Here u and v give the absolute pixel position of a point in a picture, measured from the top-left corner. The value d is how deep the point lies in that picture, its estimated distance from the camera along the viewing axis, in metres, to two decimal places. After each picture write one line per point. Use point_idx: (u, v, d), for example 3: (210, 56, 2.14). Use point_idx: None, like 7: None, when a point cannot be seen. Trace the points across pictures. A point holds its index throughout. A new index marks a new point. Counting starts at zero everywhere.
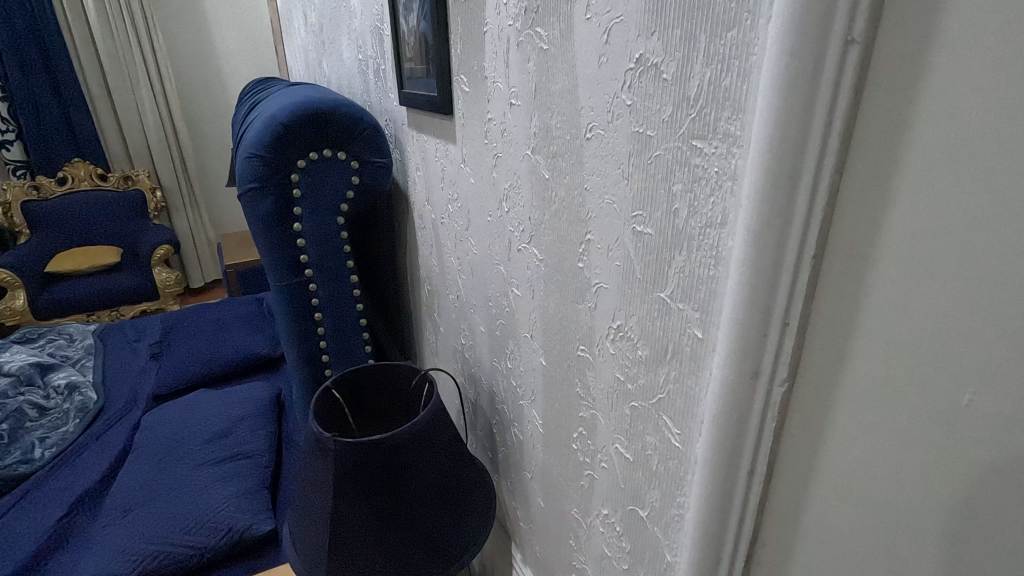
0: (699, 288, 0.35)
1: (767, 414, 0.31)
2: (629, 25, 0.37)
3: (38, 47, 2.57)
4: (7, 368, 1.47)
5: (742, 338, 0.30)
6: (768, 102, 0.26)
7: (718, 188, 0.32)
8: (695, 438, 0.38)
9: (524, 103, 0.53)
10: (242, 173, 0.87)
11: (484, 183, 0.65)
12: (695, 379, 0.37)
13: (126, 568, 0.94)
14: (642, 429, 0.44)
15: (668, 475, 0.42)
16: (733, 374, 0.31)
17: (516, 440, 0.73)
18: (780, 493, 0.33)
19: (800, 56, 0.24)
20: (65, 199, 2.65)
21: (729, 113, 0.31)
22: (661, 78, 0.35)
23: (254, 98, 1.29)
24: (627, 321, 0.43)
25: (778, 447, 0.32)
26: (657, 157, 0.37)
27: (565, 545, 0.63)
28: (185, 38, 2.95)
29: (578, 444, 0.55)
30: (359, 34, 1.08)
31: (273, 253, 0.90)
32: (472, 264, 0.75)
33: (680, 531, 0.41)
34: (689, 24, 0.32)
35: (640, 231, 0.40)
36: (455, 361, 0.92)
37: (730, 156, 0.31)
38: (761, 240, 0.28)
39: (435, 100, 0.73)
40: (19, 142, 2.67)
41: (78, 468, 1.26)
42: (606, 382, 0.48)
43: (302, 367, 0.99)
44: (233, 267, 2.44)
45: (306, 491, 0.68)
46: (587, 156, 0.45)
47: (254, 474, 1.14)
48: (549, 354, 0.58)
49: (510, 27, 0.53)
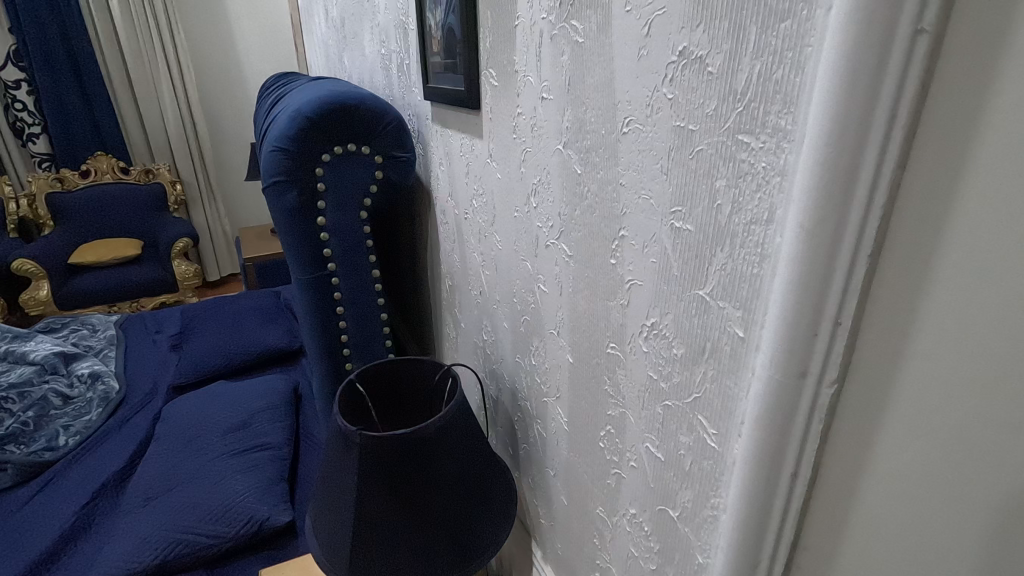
0: (742, 286, 0.34)
1: (813, 416, 0.31)
2: (672, 17, 0.36)
3: (63, 42, 2.61)
4: (32, 357, 1.51)
5: (789, 338, 0.30)
6: (827, 94, 0.25)
7: (765, 183, 0.32)
8: (734, 439, 0.37)
9: (555, 98, 0.52)
10: (268, 166, 0.87)
11: (511, 178, 0.65)
12: (735, 379, 0.36)
13: (147, 556, 0.95)
14: (676, 428, 0.43)
15: (703, 476, 0.41)
16: (778, 375, 0.31)
17: (538, 436, 0.72)
18: (824, 498, 0.32)
19: (862, 48, 0.24)
20: (88, 192, 2.70)
21: (779, 107, 0.30)
22: (706, 71, 0.34)
23: (277, 91, 1.30)
24: (662, 319, 0.43)
25: (824, 451, 0.32)
26: (699, 152, 0.36)
27: (589, 544, 0.62)
28: (206, 34, 2.98)
29: (606, 443, 0.55)
30: (382, 29, 1.08)
31: (297, 246, 0.91)
32: (496, 260, 0.75)
33: (714, 533, 0.41)
34: (738, 16, 0.32)
35: (679, 227, 0.39)
36: (476, 358, 0.92)
37: (780, 151, 0.30)
38: (813, 237, 0.27)
39: (461, 95, 0.73)
40: (44, 135, 2.72)
41: (101, 456, 1.28)
42: (637, 381, 0.48)
43: (323, 361, 1.00)
44: (251, 260, 2.47)
45: (329, 484, 0.68)
46: (622, 152, 0.44)
47: (273, 466, 1.15)
48: (577, 351, 0.58)
49: (543, 21, 0.52)
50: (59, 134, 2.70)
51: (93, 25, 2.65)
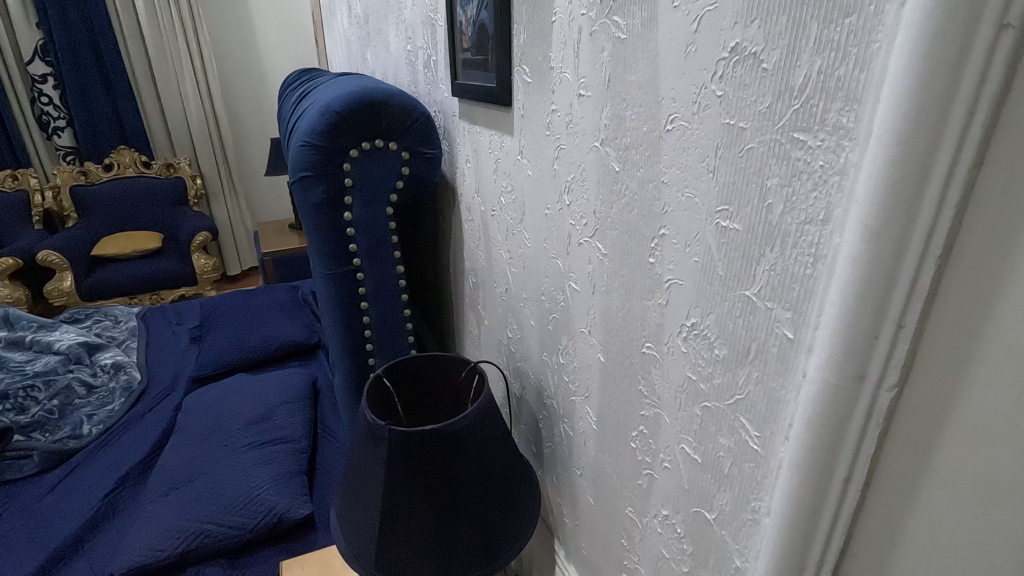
0: (794, 287, 0.34)
1: (870, 422, 0.30)
2: (724, 12, 0.36)
3: (89, 38, 2.65)
4: (57, 347, 1.54)
5: (847, 340, 0.29)
6: (900, 91, 0.25)
7: (823, 182, 0.31)
8: (779, 442, 0.37)
9: (594, 95, 0.52)
10: (296, 161, 0.88)
11: (544, 175, 0.65)
12: (782, 381, 0.36)
13: (170, 545, 0.96)
14: (715, 430, 0.43)
15: (743, 479, 0.41)
16: (834, 378, 0.30)
17: (564, 435, 0.72)
18: (878, 505, 0.32)
19: (939, 45, 0.23)
20: (111, 185, 2.75)
21: (841, 104, 0.29)
22: (760, 68, 0.34)
23: (302, 87, 1.31)
24: (703, 319, 0.42)
25: (879, 458, 0.31)
26: (750, 150, 0.36)
27: (616, 544, 0.62)
28: (228, 30, 3.00)
29: (637, 443, 0.54)
30: (409, 25, 1.08)
31: (323, 241, 0.92)
32: (524, 258, 0.74)
33: (755, 537, 0.40)
34: (798, 11, 0.31)
35: (725, 227, 0.39)
36: (500, 355, 0.91)
37: (840, 150, 0.30)
38: (878, 237, 0.27)
39: (492, 91, 0.73)
40: (69, 129, 2.77)
41: (124, 446, 1.30)
42: (674, 381, 0.47)
43: (346, 356, 1.00)
44: (270, 255, 2.49)
45: (355, 478, 0.69)
46: (665, 149, 0.44)
47: (292, 459, 1.16)
48: (609, 351, 0.57)
49: (583, 16, 0.52)
50: (83, 129, 2.75)
51: (118, 21, 2.69)
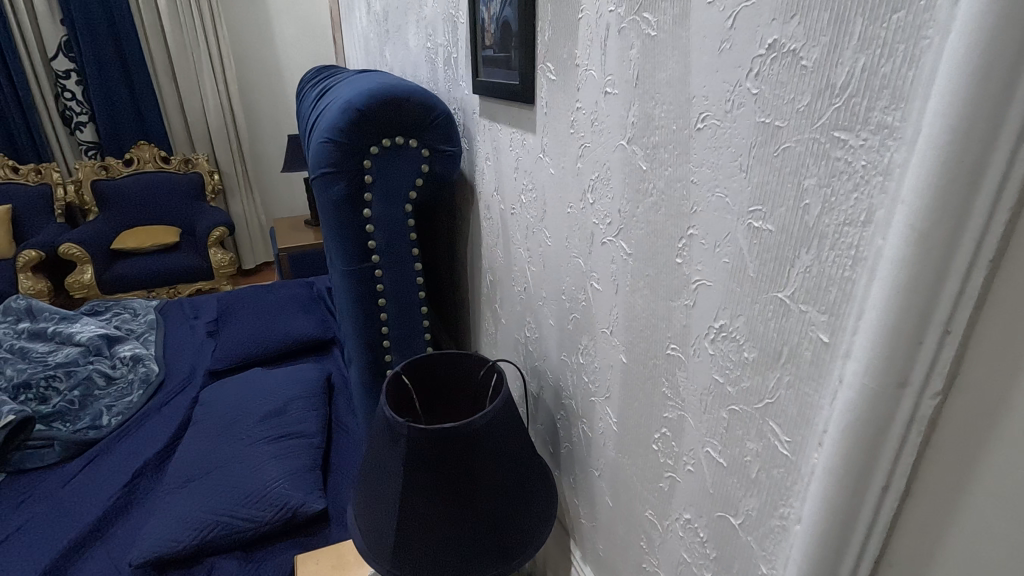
0: (830, 290, 0.33)
1: (911, 430, 0.29)
2: (761, 9, 0.35)
3: (112, 36, 2.69)
4: (78, 338, 1.58)
5: (888, 346, 0.28)
6: (952, 90, 0.24)
7: (864, 183, 0.30)
8: (812, 447, 0.36)
9: (620, 93, 0.51)
10: (317, 158, 0.88)
11: (567, 173, 0.64)
12: (816, 386, 0.35)
13: (186, 536, 0.97)
14: (742, 434, 0.42)
15: (771, 484, 0.40)
16: (874, 384, 0.29)
17: (583, 436, 0.72)
18: (916, 513, 0.31)
19: (996, 41, 0.22)
20: (131, 180, 2.79)
21: (886, 102, 0.28)
22: (799, 65, 0.33)
23: (321, 84, 1.31)
24: (732, 321, 0.42)
25: (919, 466, 0.30)
26: (787, 150, 0.35)
27: (635, 546, 0.62)
28: (247, 27, 3.03)
29: (660, 445, 0.54)
30: (429, 22, 1.08)
31: (342, 238, 0.92)
32: (545, 257, 0.74)
33: (784, 543, 0.39)
34: (842, 7, 0.30)
35: (757, 227, 0.38)
36: (518, 354, 0.91)
37: (883, 150, 0.29)
38: (925, 240, 0.26)
39: (514, 88, 0.72)
40: (92, 124, 2.82)
41: (142, 437, 1.32)
42: (700, 384, 0.46)
43: (364, 353, 1.01)
44: (286, 250, 2.51)
45: (373, 473, 0.69)
46: (695, 148, 0.43)
47: (307, 455, 1.16)
48: (631, 352, 0.57)
49: (611, 14, 0.51)
50: (105, 125, 2.79)
51: (140, 19, 2.73)
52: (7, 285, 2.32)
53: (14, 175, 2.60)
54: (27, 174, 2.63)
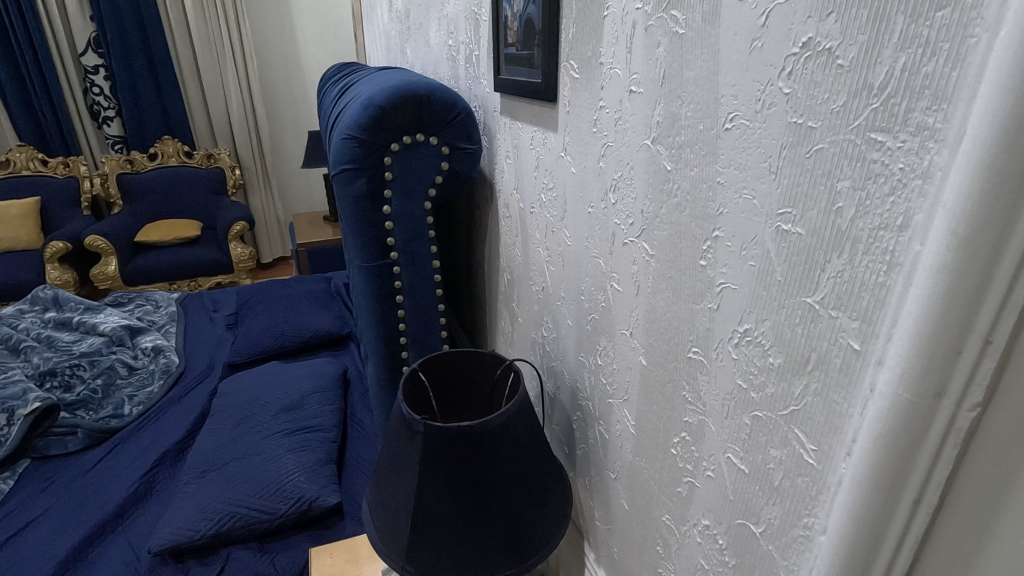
0: (862, 296, 0.32)
1: (947, 442, 0.28)
2: (796, 6, 0.34)
3: (139, 33, 2.73)
4: (102, 328, 1.62)
5: (924, 356, 0.27)
6: (1000, 90, 0.23)
7: (902, 187, 0.29)
8: (839, 457, 0.35)
9: (645, 91, 0.51)
10: (338, 154, 0.89)
11: (588, 173, 0.64)
12: (845, 395, 0.34)
13: (203, 526, 0.98)
14: (765, 441, 0.42)
15: (796, 493, 0.39)
16: (908, 395, 0.28)
17: (599, 438, 0.71)
18: (949, 528, 0.30)
19: None
20: (155, 174, 2.85)
21: (927, 103, 0.27)
22: (835, 65, 0.32)
23: (343, 80, 1.32)
24: (758, 325, 0.41)
25: (954, 480, 0.29)
26: (820, 151, 0.34)
27: (651, 551, 0.61)
28: (270, 25, 3.07)
29: (678, 449, 0.53)
30: (451, 19, 1.08)
31: (362, 234, 0.92)
32: (564, 256, 0.73)
33: (807, 554, 0.39)
34: (882, 4, 0.29)
35: (787, 230, 0.37)
36: (534, 354, 0.91)
37: (924, 152, 0.28)
38: (968, 247, 0.25)
39: (537, 86, 0.72)
40: (118, 119, 2.87)
41: (162, 427, 1.34)
42: (722, 388, 0.46)
43: (381, 350, 1.01)
44: (304, 246, 2.54)
45: (389, 469, 0.69)
46: (723, 148, 0.42)
47: (323, 449, 1.17)
48: (651, 355, 0.56)
49: (637, 11, 0.51)
50: (131, 121, 2.85)
51: (166, 16, 2.77)
52: (35, 275, 2.38)
53: (43, 168, 2.71)
54: (56, 168, 2.73)
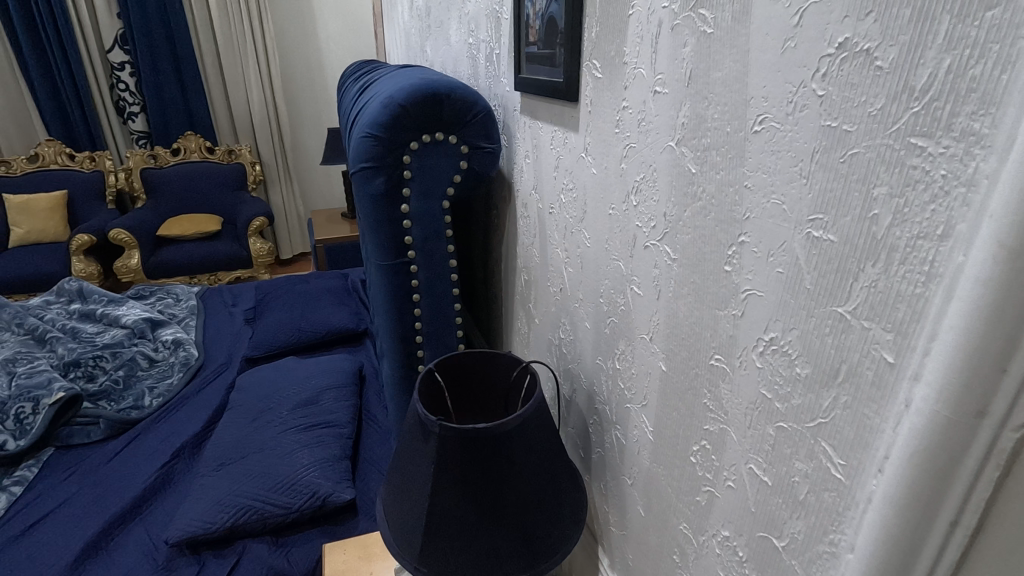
0: (898, 307, 0.31)
1: (988, 463, 0.27)
2: (833, 4, 0.33)
3: (164, 30, 2.77)
4: (124, 321, 1.65)
5: (968, 371, 0.26)
6: None
7: (944, 194, 0.28)
8: (869, 472, 0.34)
9: (670, 92, 0.50)
10: (358, 153, 0.89)
11: (610, 174, 0.63)
12: (878, 409, 0.33)
13: (219, 518, 0.99)
14: (790, 453, 0.40)
15: (822, 508, 0.38)
16: (948, 412, 0.27)
17: (616, 442, 0.70)
18: (989, 550, 0.29)
19: None
20: (177, 169, 2.89)
21: (973, 107, 0.26)
22: (873, 66, 0.31)
23: (363, 79, 1.32)
24: (785, 334, 0.40)
25: (996, 503, 0.28)
26: (855, 155, 0.33)
27: (667, 559, 0.60)
28: (292, 23, 3.10)
29: (698, 458, 0.52)
30: (472, 17, 1.07)
31: (380, 232, 0.92)
32: (583, 258, 0.72)
33: (832, 570, 0.37)
34: (925, 3, 0.28)
35: (817, 237, 0.36)
36: (550, 355, 0.90)
37: (969, 159, 0.27)
38: (1016, 259, 0.24)
39: (558, 86, 0.71)
40: (143, 115, 2.92)
41: (181, 419, 1.36)
42: (745, 398, 0.45)
43: (397, 347, 1.01)
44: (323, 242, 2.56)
45: (404, 468, 0.69)
46: (751, 151, 0.41)
47: (337, 445, 1.18)
48: (671, 361, 0.55)
49: (663, 10, 0.50)
50: (155, 117, 2.89)
51: (191, 14, 2.81)
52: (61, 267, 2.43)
53: (71, 163, 2.77)
54: (83, 162, 2.79)
